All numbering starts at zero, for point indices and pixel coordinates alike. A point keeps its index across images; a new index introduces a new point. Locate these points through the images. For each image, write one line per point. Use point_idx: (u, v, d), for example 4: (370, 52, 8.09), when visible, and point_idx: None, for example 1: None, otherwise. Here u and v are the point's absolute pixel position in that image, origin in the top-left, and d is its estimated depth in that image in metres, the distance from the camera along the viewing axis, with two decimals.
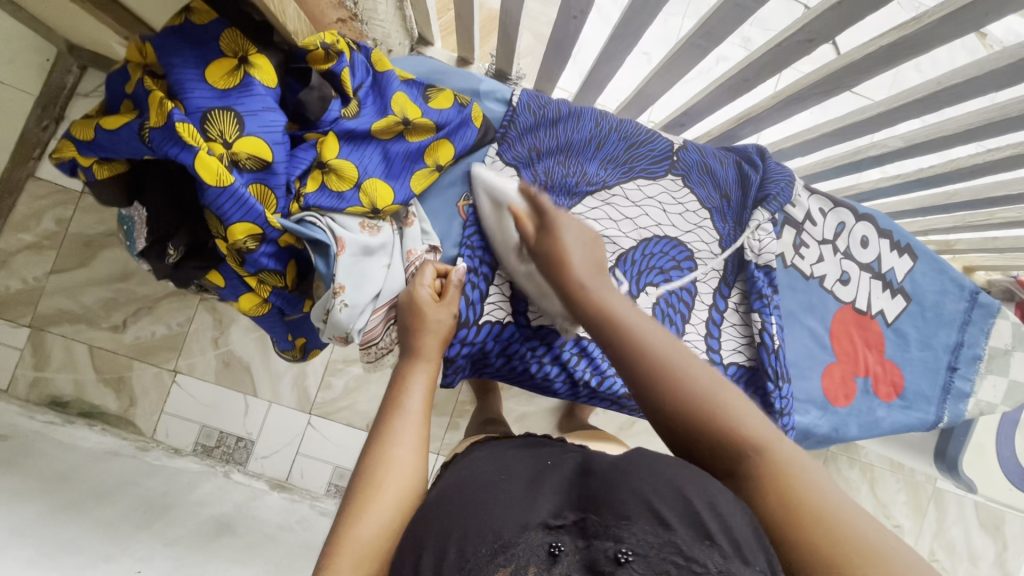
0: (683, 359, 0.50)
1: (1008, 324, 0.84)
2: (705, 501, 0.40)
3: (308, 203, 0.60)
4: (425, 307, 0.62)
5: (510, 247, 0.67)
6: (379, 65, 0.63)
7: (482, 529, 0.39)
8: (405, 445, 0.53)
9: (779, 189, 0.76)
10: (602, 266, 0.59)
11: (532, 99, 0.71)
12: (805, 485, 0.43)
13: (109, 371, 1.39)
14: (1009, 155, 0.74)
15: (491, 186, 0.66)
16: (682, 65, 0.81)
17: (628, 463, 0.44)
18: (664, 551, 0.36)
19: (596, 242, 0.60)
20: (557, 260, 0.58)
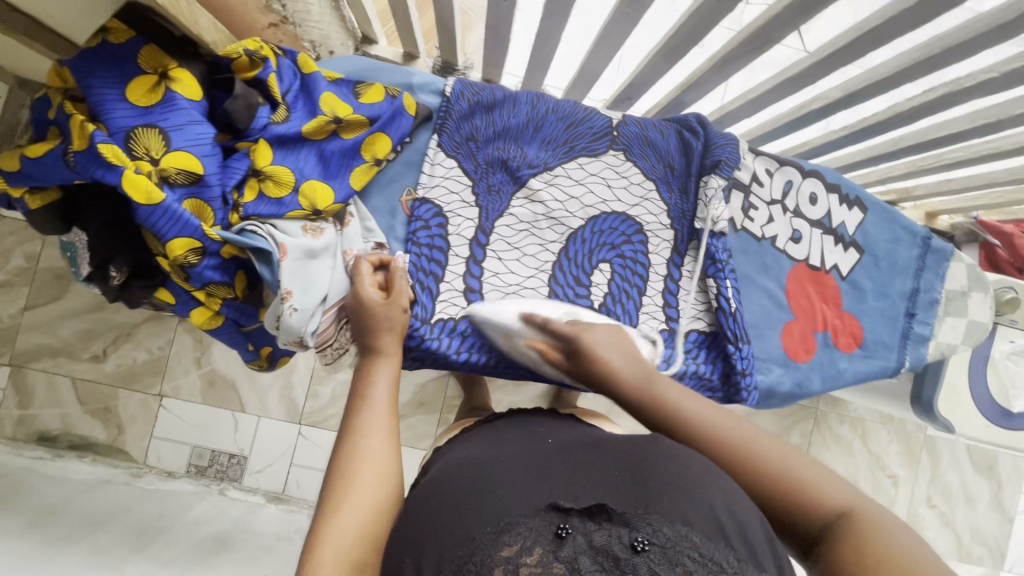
0: (746, 436, 0.53)
1: (963, 267, 0.85)
2: (725, 508, 0.44)
3: (247, 212, 0.61)
4: (379, 313, 0.62)
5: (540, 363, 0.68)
6: (305, 66, 0.64)
7: (497, 515, 0.44)
8: (377, 439, 0.54)
9: (727, 153, 0.77)
10: (641, 359, 0.61)
11: (466, 86, 0.71)
12: (884, 530, 0.46)
13: (94, 402, 1.40)
14: (942, 95, 0.75)
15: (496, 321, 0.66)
16: (616, 37, 0.81)
17: (644, 457, 0.49)
18: (679, 543, 0.40)
19: (622, 340, 0.62)
20: (597, 374, 0.60)
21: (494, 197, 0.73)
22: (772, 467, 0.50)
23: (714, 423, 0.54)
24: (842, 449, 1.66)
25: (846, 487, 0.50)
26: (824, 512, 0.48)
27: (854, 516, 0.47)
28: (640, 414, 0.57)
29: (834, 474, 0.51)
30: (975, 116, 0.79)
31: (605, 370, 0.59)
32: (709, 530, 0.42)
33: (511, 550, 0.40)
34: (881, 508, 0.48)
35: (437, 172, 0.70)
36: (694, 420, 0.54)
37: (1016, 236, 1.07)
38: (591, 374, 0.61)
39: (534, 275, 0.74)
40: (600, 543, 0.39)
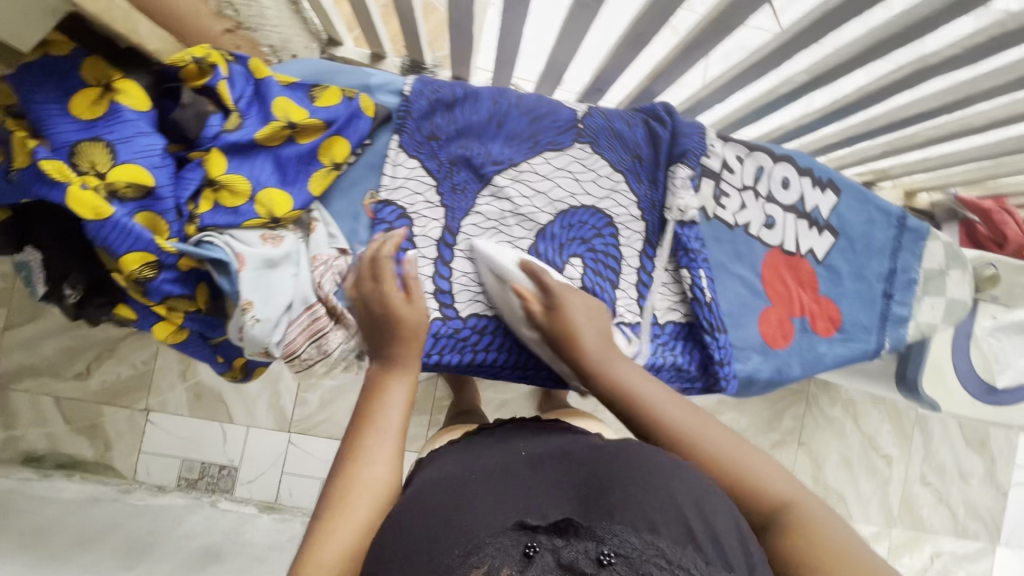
0: (699, 425, 0.58)
1: (939, 244, 0.85)
2: (692, 507, 0.46)
3: (203, 223, 0.59)
4: (400, 315, 0.61)
5: (517, 319, 0.68)
6: (257, 71, 0.62)
7: (464, 535, 0.44)
8: (380, 463, 0.54)
9: (693, 141, 0.77)
10: (612, 340, 0.66)
11: (425, 85, 0.70)
12: (824, 527, 0.50)
13: (80, 420, 1.38)
14: (909, 72, 0.74)
15: (492, 262, 0.67)
16: (578, 29, 0.80)
17: (608, 468, 0.50)
18: (645, 552, 0.41)
19: (599, 316, 0.67)
20: (572, 339, 0.64)
21: (460, 196, 0.72)
22: (720, 458, 0.55)
23: (672, 411, 0.59)
24: (835, 431, 1.66)
25: (791, 483, 0.54)
26: (769, 501, 0.52)
27: (798, 512, 0.51)
28: (609, 388, 0.62)
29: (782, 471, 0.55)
30: (942, 93, 0.78)
31: (582, 339, 0.64)
32: (676, 535, 0.43)
33: (478, 572, 0.40)
34: (823, 506, 0.52)
35: (400, 173, 0.69)
36: (653, 405, 0.60)
37: (994, 211, 1.07)
38: (569, 337, 0.64)
39: None
40: (567, 559, 0.40)
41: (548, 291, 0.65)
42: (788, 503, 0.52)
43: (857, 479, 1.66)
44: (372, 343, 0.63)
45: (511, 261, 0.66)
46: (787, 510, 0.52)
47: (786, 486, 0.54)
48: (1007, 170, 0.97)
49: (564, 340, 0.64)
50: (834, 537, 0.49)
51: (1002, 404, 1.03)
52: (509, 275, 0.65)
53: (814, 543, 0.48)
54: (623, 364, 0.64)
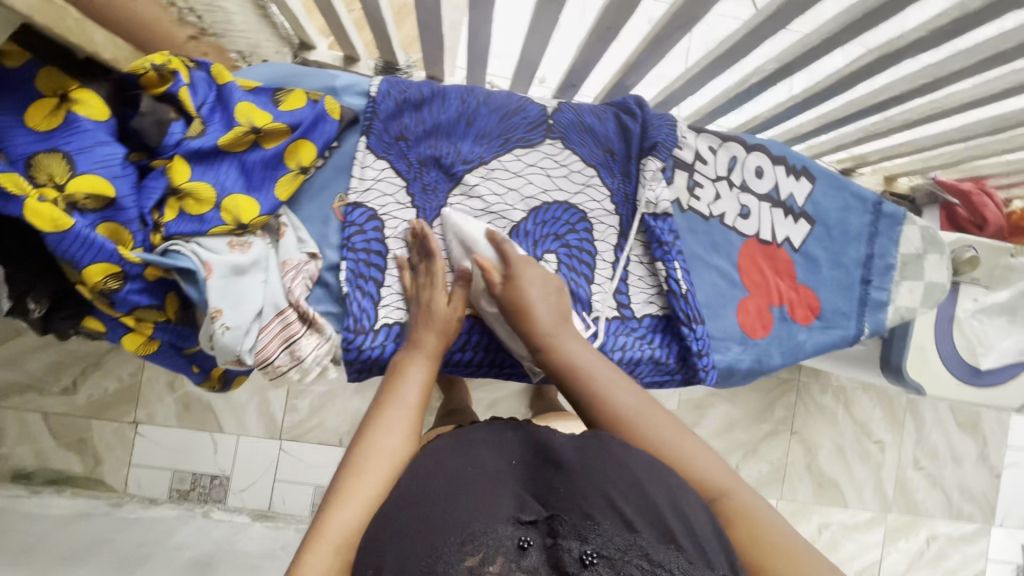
0: (642, 411, 0.59)
1: (916, 230, 0.85)
2: (672, 509, 0.47)
3: (169, 232, 0.59)
4: (437, 305, 0.65)
5: (477, 292, 0.69)
6: (219, 76, 0.62)
7: (461, 523, 0.44)
8: (393, 434, 0.56)
9: (665, 134, 0.77)
10: (566, 318, 0.66)
11: (392, 85, 0.70)
12: (755, 519, 0.52)
13: (68, 435, 1.37)
14: (877, 58, 0.74)
15: (462, 234, 0.69)
16: (546, 26, 0.79)
17: (597, 458, 0.50)
18: (628, 552, 0.42)
19: (557, 293, 0.68)
20: (526, 315, 0.64)
21: (431, 197, 0.72)
22: (660, 444, 0.56)
23: (618, 394, 0.60)
24: (826, 418, 1.66)
25: (729, 474, 0.56)
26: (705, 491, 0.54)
27: (732, 503, 0.54)
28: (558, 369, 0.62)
29: (716, 458, 0.57)
30: (912, 76, 0.78)
31: (536, 315, 0.64)
32: (657, 535, 0.45)
33: (472, 562, 0.42)
34: (756, 495, 0.55)
35: (368, 175, 0.68)
36: (602, 388, 0.61)
37: (974, 193, 1.08)
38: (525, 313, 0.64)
39: None
40: (552, 555, 0.42)
41: (510, 266, 0.66)
42: (724, 494, 0.54)
43: (851, 466, 1.67)
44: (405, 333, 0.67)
45: (478, 233, 0.68)
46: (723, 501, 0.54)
47: (721, 474, 0.56)
48: (984, 152, 0.97)
49: (518, 315, 0.64)
50: (774, 530, 0.52)
51: (988, 386, 1.03)
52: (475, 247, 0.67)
53: (747, 535, 0.51)
54: (576, 345, 0.64)
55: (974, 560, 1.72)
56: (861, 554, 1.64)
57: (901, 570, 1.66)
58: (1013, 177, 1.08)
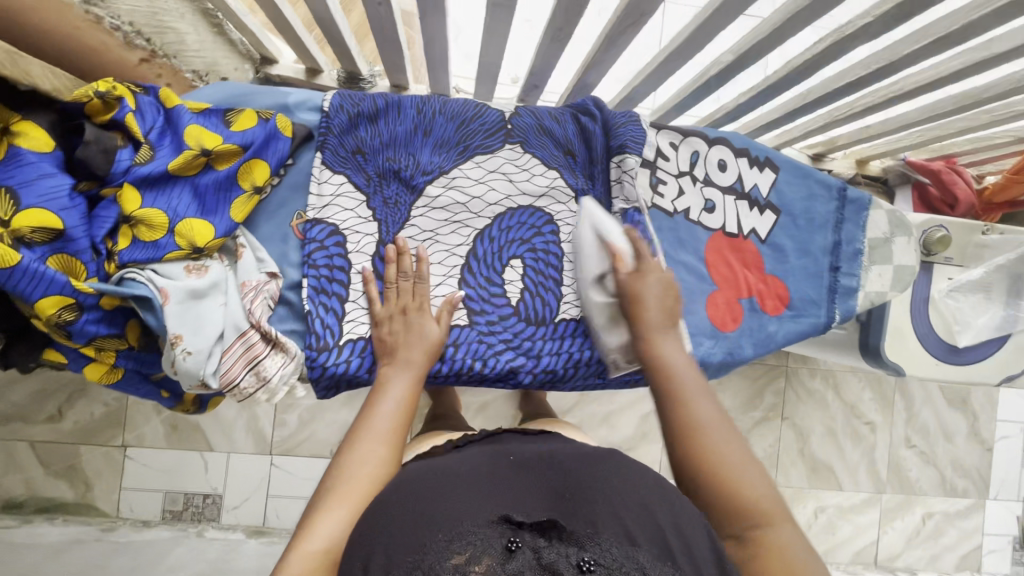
0: (717, 426, 0.59)
1: (882, 214, 0.85)
2: (672, 529, 0.48)
3: (123, 260, 0.58)
4: (425, 328, 0.66)
5: (587, 280, 0.73)
6: (167, 100, 0.61)
7: (449, 524, 0.45)
8: (372, 445, 0.57)
9: (632, 131, 0.77)
10: (673, 320, 0.68)
11: (344, 99, 0.69)
12: (794, 559, 0.50)
13: (57, 462, 1.37)
14: (830, 44, 0.73)
15: (597, 223, 0.71)
16: (499, 29, 0.79)
17: (592, 484, 0.52)
18: (624, 562, 0.42)
19: (674, 298, 0.69)
20: (637, 303, 0.67)
21: (393, 210, 0.71)
22: (720, 458, 0.56)
23: (700, 403, 0.60)
24: (817, 402, 1.66)
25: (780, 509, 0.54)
26: (751, 514, 0.53)
27: (773, 535, 0.52)
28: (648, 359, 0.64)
29: (770, 488, 0.55)
30: (867, 61, 0.77)
31: (646, 306, 0.66)
32: (655, 550, 0.45)
33: (459, 560, 0.41)
34: (799, 536, 0.52)
35: (326, 191, 0.68)
36: (684, 389, 0.61)
37: (943, 172, 1.08)
38: (635, 299, 0.67)
39: (443, 282, 0.73)
40: (547, 560, 0.40)
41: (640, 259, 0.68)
42: (769, 523, 0.53)
43: (843, 448, 1.67)
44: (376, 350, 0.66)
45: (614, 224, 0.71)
46: (766, 529, 0.52)
47: (772, 503, 0.54)
48: (950, 130, 0.97)
49: (629, 301, 0.67)
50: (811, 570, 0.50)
51: (967, 363, 1.03)
52: (609, 234, 0.70)
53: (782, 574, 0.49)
54: (671, 345, 0.65)
55: (971, 534, 1.73)
56: (857, 535, 1.65)
57: (897, 549, 1.67)
58: (984, 154, 1.08)
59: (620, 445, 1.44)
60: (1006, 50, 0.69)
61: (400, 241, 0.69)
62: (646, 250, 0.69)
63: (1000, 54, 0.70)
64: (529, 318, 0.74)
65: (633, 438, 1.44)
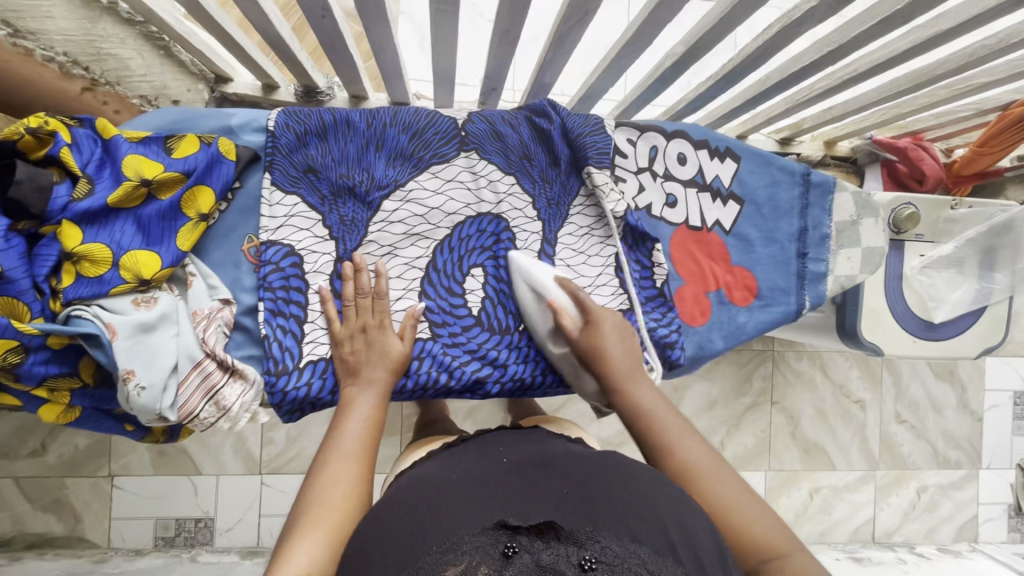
0: (707, 464, 0.58)
1: (848, 196, 0.84)
2: (675, 526, 0.47)
3: (67, 297, 0.57)
4: (387, 344, 0.65)
5: (543, 335, 0.71)
6: (104, 131, 0.60)
7: (445, 536, 0.44)
8: (347, 466, 0.55)
9: (597, 140, 0.76)
10: (639, 363, 0.68)
11: (289, 117, 0.68)
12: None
13: (44, 496, 1.34)
14: (779, 31, 0.72)
15: (530, 278, 0.70)
16: (446, 35, 0.77)
17: (591, 480, 0.52)
18: (628, 561, 0.40)
19: (631, 339, 0.69)
20: (602, 357, 0.66)
21: (350, 227, 0.70)
22: (720, 499, 0.55)
23: (682, 443, 0.59)
24: (805, 383, 1.66)
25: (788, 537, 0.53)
26: (761, 550, 0.52)
27: (790, 567, 0.50)
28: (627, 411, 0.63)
29: (777, 519, 0.54)
30: (820, 44, 0.76)
31: (612, 358, 0.66)
32: (658, 545, 0.44)
33: (455, 569, 0.39)
34: (816, 564, 0.51)
35: (278, 213, 0.67)
36: (670, 435, 0.60)
37: (910, 149, 1.08)
38: (600, 354, 0.66)
39: (404, 296, 0.72)
40: (546, 561, 0.39)
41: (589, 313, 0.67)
42: (783, 554, 0.51)
43: (834, 428, 1.67)
44: (338, 367, 0.65)
45: (549, 277, 0.69)
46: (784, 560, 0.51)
47: (778, 530, 0.53)
48: (913, 107, 0.96)
49: (597, 357, 0.66)
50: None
51: (943, 337, 1.03)
52: (548, 292, 0.69)
53: None
54: (646, 390, 0.65)
55: (967, 506, 1.72)
56: (853, 513, 1.66)
57: (894, 525, 1.68)
58: (950, 128, 1.07)
59: (610, 441, 1.44)
60: (952, 27, 0.68)
61: (356, 258, 0.67)
62: (589, 299, 0.68)
63: (947, 32, 0.70)
64: (492, 328, 0.73)
65: (622, 433, 1.44)
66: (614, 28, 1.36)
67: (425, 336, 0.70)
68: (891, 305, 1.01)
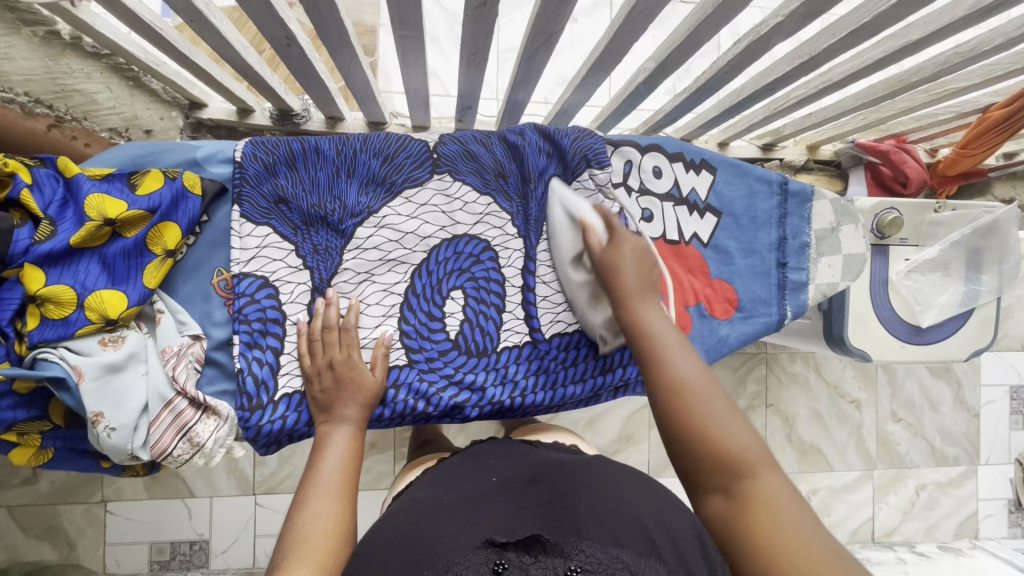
0: (696, 384, 0.53)
1: (827, 203, 0.84)
2: (654, 523, 0.46)
3: (32, 340, 0.57)
4: (361, 377, 0.64)
5: (564, 260, 0.73)
6: (66, 169, 0.59)
7: (434, 559, 0.42)
8: (324, 500, 0.53)
9: (593, 145, 0.77)
10: (653, 288, 0.63)
11: (257, 147, 0.68)
12: (777, 510, 0.45)
13: (36, 525, 1.30)
14: (749, 44, 0.72)
15: (568, 203, 0.72)
16: (414, 57, 0.76)
17: (576, 491, 0.50)
18: (611, 564, 0.39)
19: (649, 260, 0.64)
20: (609, 273, 0.63)
21: (324, 256, 0.69)
22: (708, 419, 0.51)
23: (679, 361, 0.55)
24: (800, 384, 1.65)
25: (757, 452, 0.49)
26: (738, 468, 0.48)
27: (756, 486, 0.47)
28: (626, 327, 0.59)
29: (755, 436, 0.50)
30: (791, 56, 0.76)
31: (619, 275, 0.62)
32: (639, 547, 0.43)
33: None
34: (786, 485, 0.47)
35: (250, 244, 0.66)
36: (665, 348, 0.56)
37: (892, 152, 1.07)
38: (607, 269, 0.63)
39: (382, 323, 0.71)
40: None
41: (612, 231, 0.65)
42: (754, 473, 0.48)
43: (830, 429, 1.66)
44: (317, 404, 0.63)
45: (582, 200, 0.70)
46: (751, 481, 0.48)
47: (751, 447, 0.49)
48: (893, 111, 0.95)
49: (603, 272, 0.64)
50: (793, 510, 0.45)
51: (933, 341, 1.02)
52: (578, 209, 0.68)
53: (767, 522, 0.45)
54: (650, 309, 0.60)
55: (966, 502, 1.71)
56: (853, 513, 1.64)
57: (894, 524, 1.67)
58: (931, 129, 1.07)
59: (605, 449, 1.42)
60: (922, 37, 0.68)
61: (328, 293, 0.67)
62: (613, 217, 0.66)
63: (916, 41, 0.69)
64: (469, 352, 0.73)
65: (616, 442, 1.42)
66: (589, 41, 1.36)
67: (405, 362, 0.70)
68: (877, 311, 1.00)
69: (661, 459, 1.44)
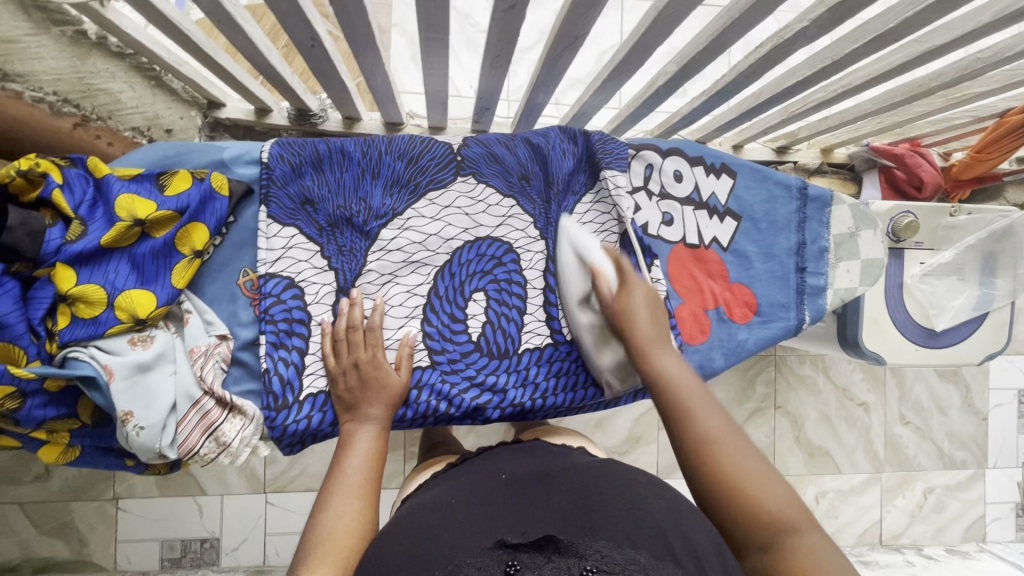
0: (722, 434, 0.54)
1: (846, 208, 0.84)
2: (671, 526, 0.46)
3: (63, 339, 0.57)
4: (387, 377, 0.64)
5: (572, 301, 0.72)
6: (97, 169, 0.59)
7: (444, 558, 0.43)
8: (347, 498, 0.53)
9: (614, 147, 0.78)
10: (666, 334, 0.65)
11: (284, 148, 0.68)
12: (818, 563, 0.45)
13: (49, 521, 1.30)
14: (772, 48, 0.72)
15: (576, 242, 0.72)
16: (436, 58, 0.77)
17: (588, 487, 0.50)
18: (628, 566, 0.40)
19: (659, 309, 0.67)
20: (627, 322, 0.64)
21: (349, 257, 0.70)
22: (739, 471, 0.51)
23: (703, 412, 0.56)
24: (808, 387, 1.65)
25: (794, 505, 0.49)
26: (776, 522, 0.48)
27: (799, 542, 0.47)
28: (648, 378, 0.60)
29: (789, 490, 0.50)
30: (812, 61, 0.76)
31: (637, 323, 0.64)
32: (655, 550, 0.43)
33: None
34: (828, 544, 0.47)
35: (276, 245, 0.67)
36: (688, 401, 0.57)
37: (907, 156, 1.07)
38: (624, 318, 0.65)
39: (406, 324, 0.71)
40: None
41: (624, 276, 0.67)
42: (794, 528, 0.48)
43: (838, 432, 1.66)
44: (342, 402, 0.64)
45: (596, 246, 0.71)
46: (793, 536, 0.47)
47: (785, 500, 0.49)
48: (909, 116, 0.96)
49: (619, 320, 0.65)
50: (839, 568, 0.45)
51: (947, 344, 1.02)
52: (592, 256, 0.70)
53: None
54: (667, 356, 0.62)
55: (973, 506, 1.71)
56: (861, 516, 1.64)
57: (901, 527, 1.67)
58: (946, 134, 1.07)
59: (614, 450, 1.43)
60: (946, 42, 0.68)
61: (353, 293, 0.67)
62: (626, 262, 0.69)
63: (939, 47, 0.69)
64: (490, 353, 0.73)
65: (626, 443, 1.42)
66: (603, 43, 1.36)
67: (428, 364, 0.70)
68: (891, 315, 1.00)
69: (670, 460, 1.44)
